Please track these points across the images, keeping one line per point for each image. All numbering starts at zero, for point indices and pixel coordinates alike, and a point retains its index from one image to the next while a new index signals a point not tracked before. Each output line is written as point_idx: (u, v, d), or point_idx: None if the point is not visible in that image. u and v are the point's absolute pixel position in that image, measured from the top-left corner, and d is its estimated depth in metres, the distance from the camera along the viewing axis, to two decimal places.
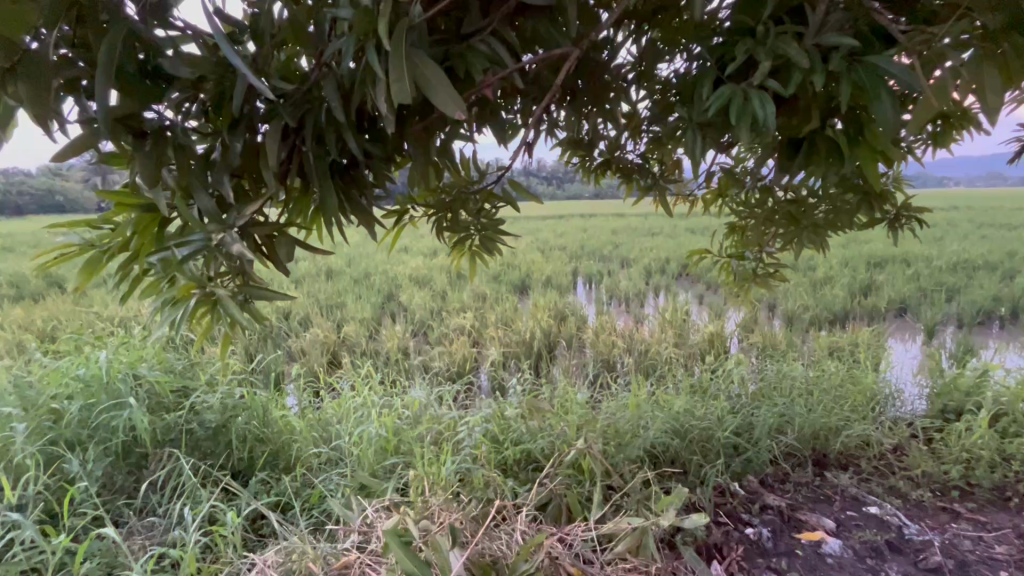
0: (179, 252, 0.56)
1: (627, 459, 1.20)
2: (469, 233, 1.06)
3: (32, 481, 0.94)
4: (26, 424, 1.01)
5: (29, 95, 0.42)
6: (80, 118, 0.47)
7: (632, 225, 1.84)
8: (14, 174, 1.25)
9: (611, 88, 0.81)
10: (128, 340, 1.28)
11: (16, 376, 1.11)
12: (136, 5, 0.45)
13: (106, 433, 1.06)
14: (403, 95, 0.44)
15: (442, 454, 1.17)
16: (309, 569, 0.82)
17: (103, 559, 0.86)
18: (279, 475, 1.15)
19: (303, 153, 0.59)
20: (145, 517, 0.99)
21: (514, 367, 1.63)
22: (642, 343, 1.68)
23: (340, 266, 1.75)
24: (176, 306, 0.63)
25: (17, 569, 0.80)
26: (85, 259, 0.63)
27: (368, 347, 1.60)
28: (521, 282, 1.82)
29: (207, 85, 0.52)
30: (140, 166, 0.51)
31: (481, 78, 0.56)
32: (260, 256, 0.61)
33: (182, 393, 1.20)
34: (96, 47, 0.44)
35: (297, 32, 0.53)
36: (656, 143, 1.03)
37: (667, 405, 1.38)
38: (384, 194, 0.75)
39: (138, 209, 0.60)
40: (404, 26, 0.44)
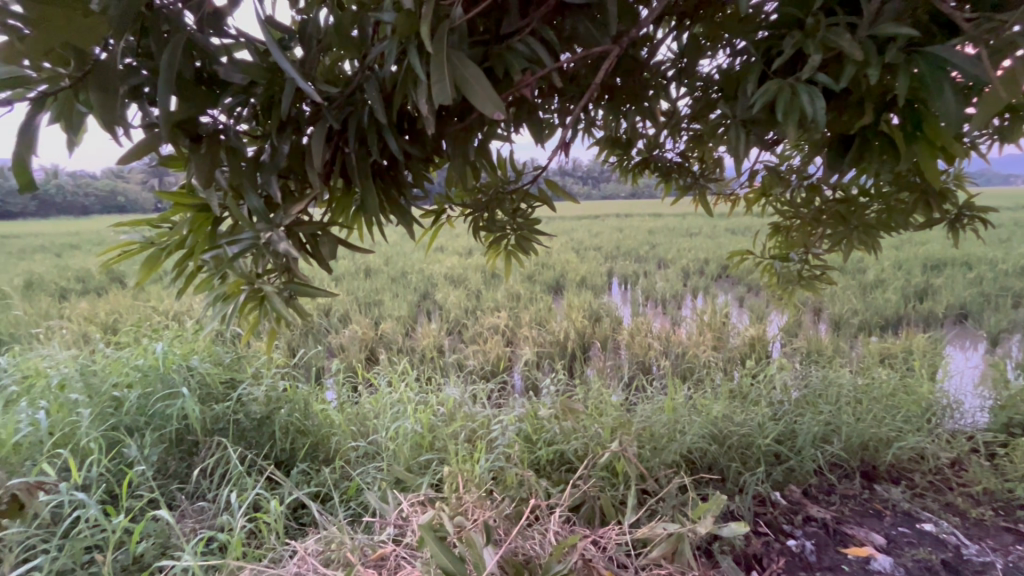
0: (229, 250, 0.59)
1: (662, 464, 1.18)
2: (506, 233, 1.06)
3: (95, 463, 1.00)
4: (90, 410, 1.08)
5: (99, 102, 0.45)
6: (143, 123, 0.50)
7: (669, 225, 1.83)
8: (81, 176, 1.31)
9: (650, 86, 0.80)
10: (182, 333, 1.35)
11: (82, 365, 1.19)
12: (193, 15, 0.48)
13: (161, 420, 1.13)
14: (442, 96, 0.45)
15: (475, 452, 1.19)
16: (347, 559, 0.83)
17: (157, 540, 0.90)
18: (319, 466, 1.19)
19: (345, 154, 0.61)
20: (195, 502, 1.04)
21: (548, 367, 1.63)
22: (679, 345, 1.65)
23: (378, 264, 1.74)
24: (227, 301, 0.66)
25: (82, 545, 0.84)
26: (145, 256, 0.66)
27: (405, 344, 1.63)
28: (556, 281, 1.78)
29: (258, 90, 0.54)
30: (195, 167, 0.53)
31: (519, 78, 0.57)
32: (306, 254, 0.63)
33: (230, 385, 1.26)
34: (158, 55, 0.47)
35: (342, 37, 0.54)
36: (696, 141, 1.01)
37: (705, 410, 1.34)
38: (423, 194, 0.76)
39: (194, 209, 0.63)
40: (445, 27, 0.45)
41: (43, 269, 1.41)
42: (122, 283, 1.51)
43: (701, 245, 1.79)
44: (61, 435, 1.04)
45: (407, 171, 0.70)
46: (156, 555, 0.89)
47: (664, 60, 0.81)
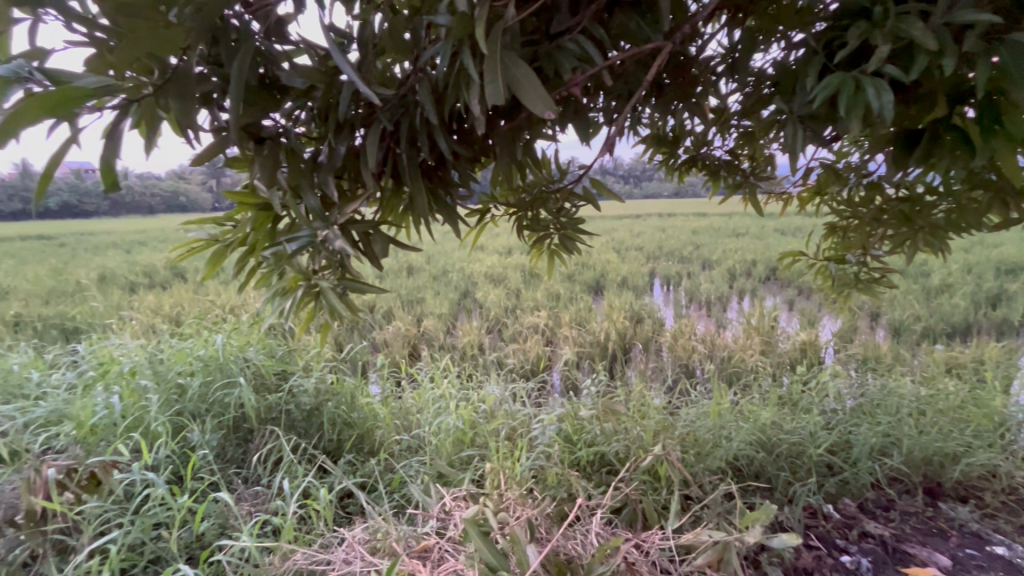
0: (288, 247, 0.62)
1: (707, 470, 1.16)
2: (549, 232, 1.06)
3: (162, 445, 1.07)
4: (158, 396, 1.16)
5: (179, 108, 0.47)
6: (213, 127, 0.54)
7: (714, 225, 1.79)
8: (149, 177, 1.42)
9: (699, 82, 0.78)
10: (239, 326, 1.42)
11: (151, 354, 1.28)
12: (260, 24, 0.51)
13: (220, 408, 1.19)
14: (495, 96, 0.45)
15: (516, 450, 1.20)
16: (392, 549, 0.85)
17: (218, 520, 0.96)
18: (365, 457, 1.22)
19: (397, 155, 0.63)
20: (251, 486, 1.09)
21: (588, 367, 1.62)
22: (724, 349, 1.60)
23: (421, 262, 1.78)
24: (286, 294, 0.70)
25: (150, 522, 0.90)
26: (211, 252, 0.71)
27: (446, 341, 1.65)
28: (596, 282, 1.77)
29: (316, 94, 0.57)
30: (260, 168, 0.56)
31: (569, 77, 0.56)
32: (359, 251, 0.65)
33: (282, 376, 1.31)
34: (228, 63, 0.50)
35: (396, 41, 0.56)
36: (747, 138, 0.98)
37: (753, 416, 1.30)
38: (468, 194, 0.77)
39: (255, 208, 0.66)
40: (499, 28, 0.45)
41: (115, 265, 1.51)
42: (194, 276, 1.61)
43: (748, 245, 1.74)
44: (132, 418, 1.12)
45: (454, 171, 0.71)
46: (216, 535, 0.95)
47: (714, 55, 0.79)
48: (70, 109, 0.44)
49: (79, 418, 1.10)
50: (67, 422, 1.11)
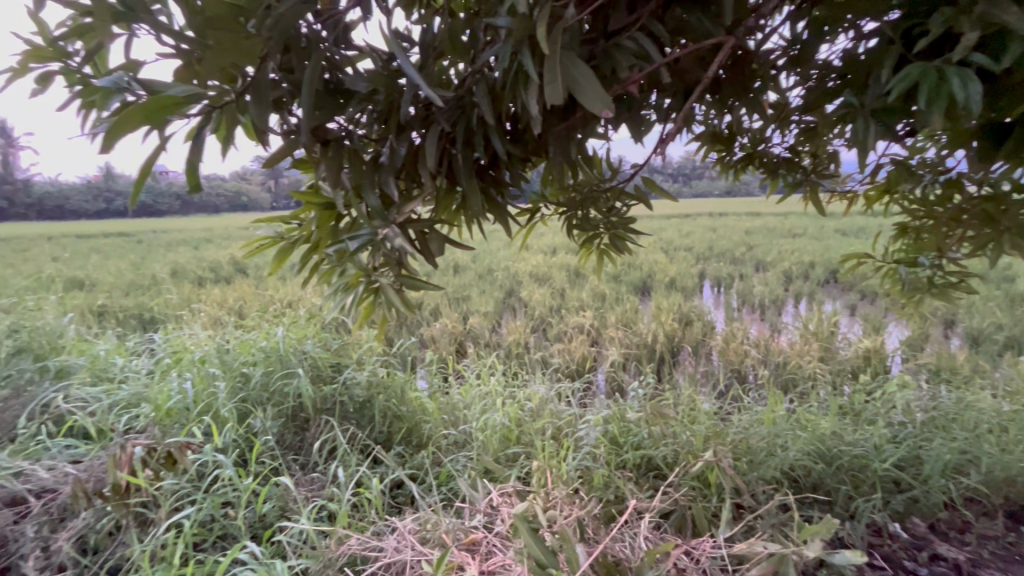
0: (351, 246, 0.65)
1: (761, 479, 1.11)
2: (599, 231, 1.05)
3: (229, 429, 1.14)
4: (224, 384, 1.24)
5: (257, 114, 0.50)
6: (284, 130, 0.57)
7: (768, 225, 1.74)
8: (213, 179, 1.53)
9: (757, 76, 0.76)
10: (297, 320, 1.49)
11: (219, 344, 1.36)
12: (327, 30, 0.54)
13: (280, 397, 1.25)
14: (554, 96, 0.44)
15: (562, 449, 1.20)
16: (442, 540, 0.88)
17: (279, 503, 1.01)
18: (413, 450, 1.25)
19: (453, 156, 0.65)
20: (308, 473, 1.15)
21: (635, 369, 1.58)
22: (780, 355, 1.53)
23: (466, 261, 1.81)
24: (348, 290, 0.73)
25: (219, 501, 0.97)
26: (279, 248, 0.75)
27: (491, 339, 1.65)
28: (643, 282, 1.74)
29: (378, 97, 0.59)
30: (325, 169, 0.59)
31: (626, 75, 0.56)
32: (416, 249, 0.67)
33: (336, 368, 1.36)
34: (299, 69, 0.52)
35: (454, 43, 0.57)
36: (809, 135, 0.94)
37: (811, 425, 1.24)
38: (519, 193, 0.78)
39: (319, 206, 0.70)
40: (559, 28, 0.45)
41: (185, 260, 1.62)
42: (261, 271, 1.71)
43: (805, 246, 1.71)
44: (203, 404, 1.20)
45: (507, 171, 0.72)
46: (277, 516, 1.00)
47: (774, 48, 0.76)
48: (161, 116, 0.47)
49: (157, 402, 1.19)
50: (146, 404, 1.21)
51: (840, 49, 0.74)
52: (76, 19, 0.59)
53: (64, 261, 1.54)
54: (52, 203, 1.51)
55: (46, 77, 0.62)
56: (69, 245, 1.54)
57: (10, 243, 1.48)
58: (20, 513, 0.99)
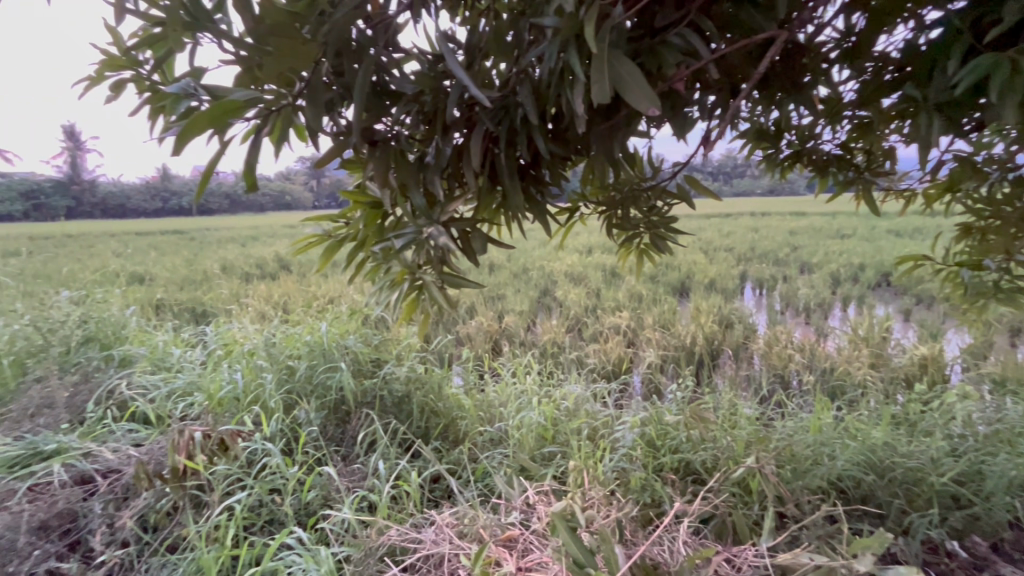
0: (397, 244, 0.67)
1: (806, 489, 1.07)
2: (639, 231, 1.04)
3: (277, 419, 1.19)
4: (272, 375, 1.29)
5: (311, 116, 0.52)
6: (334, 131, 0.59)
7: (815, 225, 1.69)
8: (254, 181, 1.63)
9: (809, 70, 0.73)
10: (340, 316, 1.53)
11: (266, 337, 1.42)
12: (373, 32, 0.55)
13: (323, 390, 1.29)
14: (601, 95, 0.44)
15: (599, 450, 1.20)
16: (479, 535, 0.89)
17: (322, 492, 1.05)
18: (450, 446, 1.27)
19: (496, 155, 0.65)
20: (349, 464, 1.18)
21: (673, 371, 1.55)
22: (826, 360, 1.47)
23: (502, 260, 1.83)
24: (393, 287, 0.76)
25: (267, 487, 1.01)
26: (327, 246, 0.78)
27: (527, 338, 1.65)
28: (681, 283, 1.71)
29: (424, 98, 0.60)
30: (373, 169, 0.61)
31: (673, 73, 0.55)
32: (458, 248, 0.69)
33: (376, 363, 1.39)
34: (348, 72, 0.54)
35: (498, 41, 0.58)
36: (863, 130, 0.90)
37: (862, 435, 1.19)
38: (559, 192, 0.79)
39: (366, 205, 0.72)
40: (607, 26, 0.44)
41: (234, 257, 1.70)
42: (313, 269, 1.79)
43: (854, 248, 1.65)
44: (252, 395, 1.26)
45: (547, 170, 0.72)
46: (320, 505, 1.03)
47: (826, 40, 0.74)
48: (224, 120, 0.50)
49: (210, 391, 1.26)
50: (199, 393, 1.28)
51: (899, 41, 0.71)
52: (147, 31, 0.63)
53: (127, 257, 1.64)
54: (115, 203, 1.57)
55: (117, 84, 0.66)
56: (129, 242, 1.62)
57: (78, 240, 1.58)
58: (88, 491, 1.06)
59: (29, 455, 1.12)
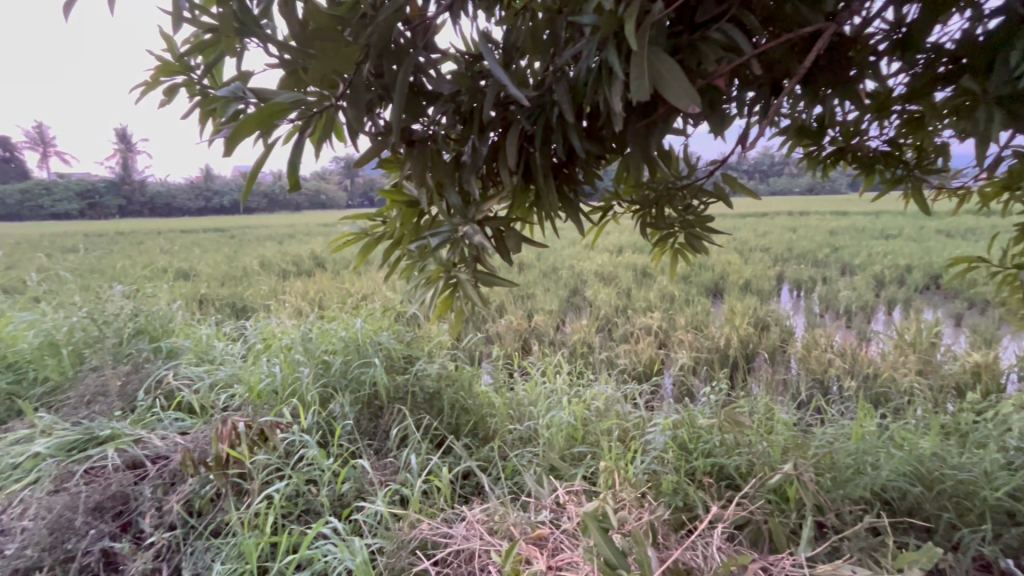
0: (432, 242, 0.68)
1: (847, 499, 1.03)
2: (674, 230, 1.02)
3: (313, 412, 1.23)
4: (308, 369, 1.33)
5: (353, 116, 0.53)
6: (373, 132, 0.60)
7: (856, 224, 1.66)
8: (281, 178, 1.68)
9: (855, 64, 0.71)
10: (373, 312, 1.56)
11: (303, 332, 1.46)
12: (411, 34, 0.56)
13: (356, 384, 1.32)
14: (640, 91, 0.43)
15: (630, 452, 1.18)
16: (510, 532, 0.90)
17: (356, 484, 1.07)
18: (479, 443, 1.27)
19: (530, 154, 0.65)
20: (382, 457, 1.20)
21: (706, 374, 1.51)
22: (869, 365, 1.41)
23: (532, 259, 1.85)
24: (428, 285, 0.76)
25: (303, 477, 1.04)
26: (364, 244, 0.80)
27: (556, 337, 1.64)
28: (715, 284, 1.68)
29: (461, 98, 0.61)
30: (411, 168, 0.62)
31: (713, 68, 0.54)
32: (493, 247, 0.69)
33: (408, 359, 1.41)
34: (387, 73, 0.55)
35: (535, 40, 0.58)
36: (914, 125, 0.86)
37: (908, 444, 1.14)
38: (592, 191, 0.78)
39: (403, 204, 0.73)
40: (647, 22, 0.44)
41: (272, 254, 1.77)
42: (348, 266, 1.82)
43: (899, 249, 1.58)
44: (290, 387, 1.30)
45: (581, 169, 0.72)
46: (354, 497, 1.06)
47: (874, 33, 0.71)
48: (269, 122, 0.51)
49: (250, 383, 1.30)
50: (240, 385, 1.33)
51: (954, 31, 0.69)
52: (198, 37, 0.66)
53: (173, 253, 1.72)
54: (162, 202, 1.69)
55: (171, 89, 0.70)
56: (176, 239, 1.70)
57: (128, 237, 1.66)
58: (138, 475, 1.11)
59: (85, 439, 1.19)
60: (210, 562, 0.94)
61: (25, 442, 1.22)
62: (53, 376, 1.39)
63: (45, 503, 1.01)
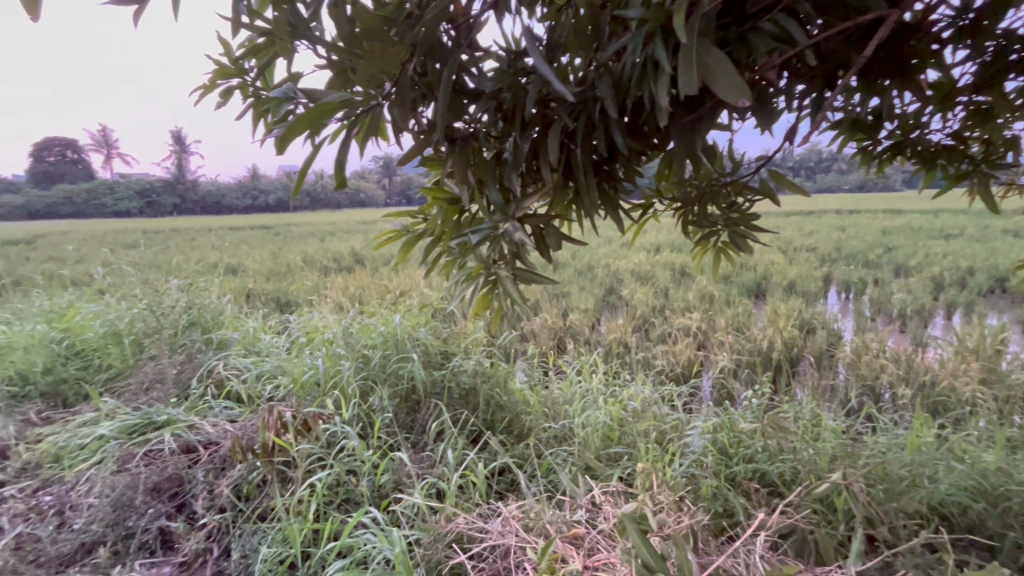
0: (473, 239, 0.69)
1: (901, 512, 0.98)
2: (717, 228, 0.99)
3: (354, 405, 1.26)
4: (349, 362, 1.36)
5: (398, 115, 0.54)
6: (416, 130, 0.61)
7: (913, 224, 1.56)
8: (323, 177, 1.70)
9: (918, 53, 0.67)
10: (411, 308, 1.59)
11: (344, 327, 1.50)
12: (455, 33, 0.56)
13: (395, 378, 1.34)
14: (688, 86, 0.42)
15: (667, 454, 1.16)
16: (546, 530, 0.90)
17: (394, 476, 1.10)
18: (515, 440, 1.27)
19: (571, 151, 0.65)
20: (419, 451, 1.22)
21: (747, 377, 1.47)
22: (926, 373, 1.33)
23: (567, 258, 1.83)
24: (469, 281, 0.77)
25: (344, 468, 1.07)
26: (405, 240, 0.81)
27: (591, 337, 1.63)
28: (757, 285, 1.63)
29: (503, 95, 0.61)
30: (453, 166, 0.62)
31: (765, 61, 0.52)
32: (533, 245, 0.69)
33: (445, 355, 1.43)
34: (431, 72, 0.55)
35: (578, 34, 0.57)
36: (981, 118, 0.81)
37: (969, 457, 1.07)
38: (633, 188, 0.77)
39: (445, 202, 0.74)
40: (696, 13, 0.42)
41: (314, 250, 1.83)
42: (387, 263, 1.86)
43: (961, 250, 1.49)
44: (332, 379, 1.34)
45: (622, 166, 0.71)
46: (392, 489, 1.08)
47: (938, 19, 0.67)
48: (319, 122, 0.53)
49: (295, 374, 1.35)
50: (285, 376, 1.38)
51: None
52: (251, 41, 0.69)
53: (223, 249, 1.80)
54: (212, 200, 1.76)
55: (227, 91, 0.73)
56: (225, 236, 1.78)
57: (182, 234, 1.74)
58: (191, 459, 1.17)
59: (144, 424, 1.26)
60: (257, 545, 0.98)
61: (92, 425, 1.30)
62: (116, 364, 1.49)
63: (109, 483, 1.08)
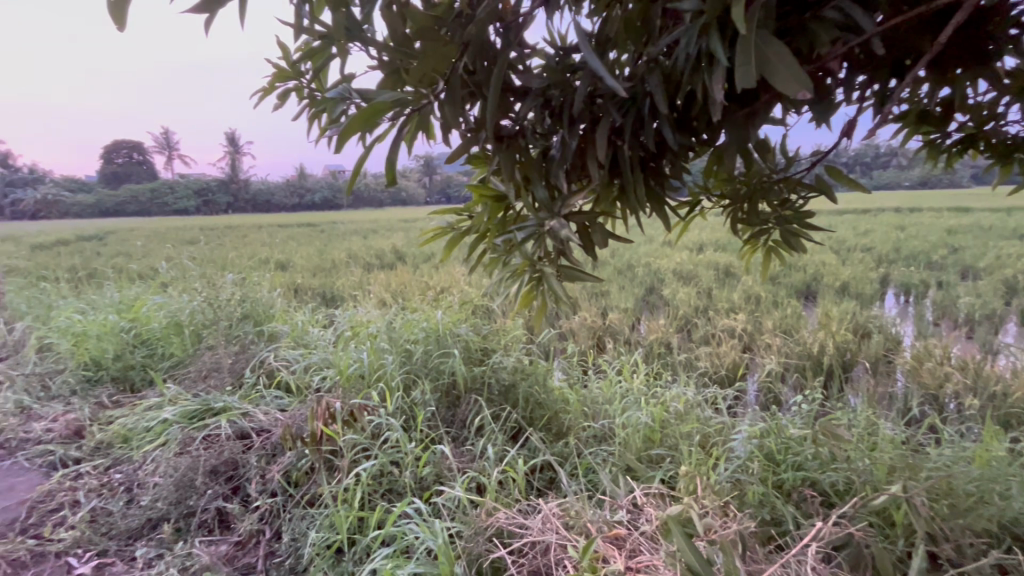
0: (519, 236, 0.69)
1: (968, 530, 0.92)
2: (769, 226, 0.96)
3: (397, 398, 1.29)
4: (392, 356, 1.40)
5: (449, 115, 0.55)
6: (464, 129, 0.61)
7: (982, 224, 1.47)
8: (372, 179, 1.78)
9: (996, 39, 0.62)
10: (451, 305, 1.62)
11: (388, 322, 1.54)
12: (504, 31, 0.56)
13: (436, 373, 1.37)
14: (745, 79, 0.40)
15: (711, 458, 1.13)
16: (586, 529, 0.90)
17: (435, 469, 1.12)
18: (554, 438, 1.27)
19: (619, 148, 0.64)
20: (459, 445, 1.24)
21: (796, 382, 1.41)
22: (997, 383, 1.24)
23: (607, 256, 1.81)
24: (513, 278, 0.78)
25: (387, 459, 1.10)
26: (450, 237, 0.82)
27: (632, 336, 1.61)
28: (807, 287, 1.58)
29: (550, 93, 0.60)
30: (499, 164, 0.62)
31: (828, 51, 0.50)
32: (579, 243, 0.69)
33: (484, 351, 1.44)
34: (480, 70, 0.56)
35: (628, 29, 0.56)
36: None
37: None
38: (681, 185, 0.75)
39: (490, 199, 0.75)
40: (756, 4, 0.41)
41: (358, 247, 1.88)
42: (427, 261, 1.90)
43: None
44: (376, 372, 1.38)
45: (670, 163, 0.69)
46: (434, 481, 1.10)
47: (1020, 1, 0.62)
48: (372, 121, 0.54)
49: (341, 366, 1.40)
50: (332, 368, 1.43)
51: None
52: (308, 45, 0.71)
53: (274, 245, 1.88)
54: (263, 198, 1.84)
55: (284, 94, 0.76)
56: (276, 232, 1.85)
57: (236, 231, 1.82)
58: (245, 445, 1.23)
59: (203, 410, 1.34)
60: (305, 529, 1.02)
61: (156, 409, 1.39)
62: (177, 352, 1.58)
63: (172, 464, 1.15)
